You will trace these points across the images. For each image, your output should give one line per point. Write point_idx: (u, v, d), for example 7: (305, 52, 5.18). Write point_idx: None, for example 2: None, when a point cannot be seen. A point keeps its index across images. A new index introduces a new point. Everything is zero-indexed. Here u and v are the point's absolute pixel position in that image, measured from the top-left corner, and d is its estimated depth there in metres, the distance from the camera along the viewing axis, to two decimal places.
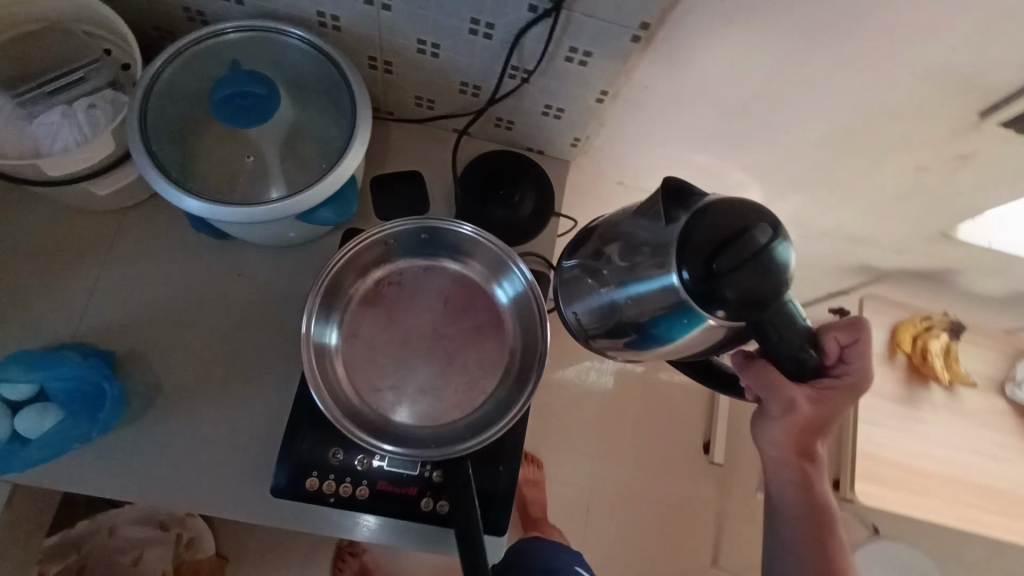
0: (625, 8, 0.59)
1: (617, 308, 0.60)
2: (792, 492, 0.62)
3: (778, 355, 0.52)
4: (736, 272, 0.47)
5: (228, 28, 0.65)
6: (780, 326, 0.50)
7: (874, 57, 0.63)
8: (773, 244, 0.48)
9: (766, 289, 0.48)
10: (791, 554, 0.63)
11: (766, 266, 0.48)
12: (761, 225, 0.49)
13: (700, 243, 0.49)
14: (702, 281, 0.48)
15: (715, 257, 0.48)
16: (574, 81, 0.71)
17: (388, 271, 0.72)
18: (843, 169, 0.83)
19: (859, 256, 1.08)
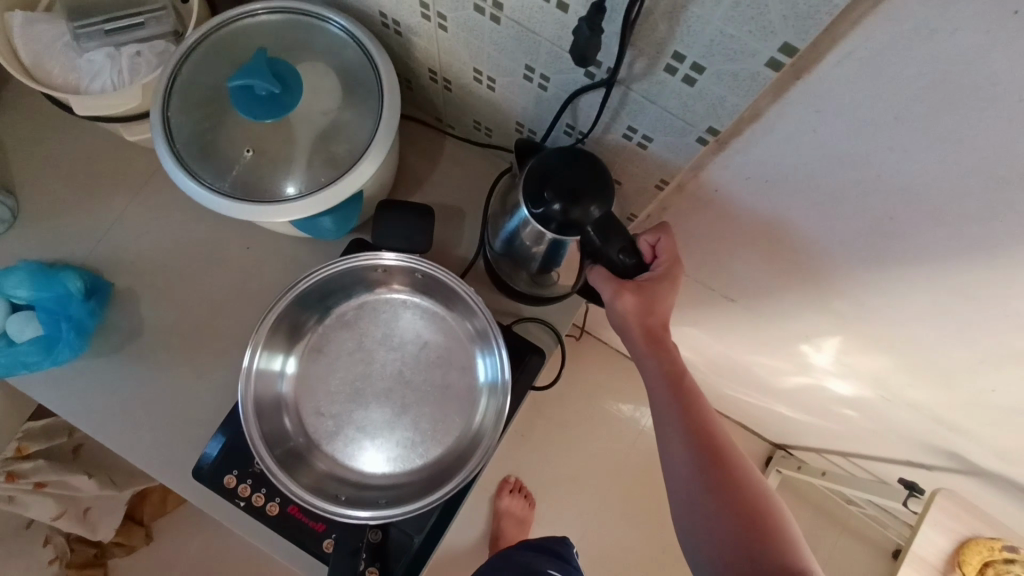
0: (692, 105, 0.48)
1: (509, 247, 0.65)
2: (665, 391, 0.60)
3: (609, 258, 0.55)
4: (554, 184, 0.53)
5: (260, 9, 0.63)
6: (603, 226, 0.53)
7: (1010, 254, 0.47)
8: (588, 169, 0.53)
9: (581, 189, 0.52)
10: (682, 461, 0.59)
11: (578, 174, 0.53)
12: (580, 160, 0.54)
13: (539, 181, 0.54)
14: (547, 213, 0.53)
15: (538, 179, 0.54)
16: (633, 159, 0.61)
17: (377, 299, 0.69)
18: (945, 351, 0.66)
19: (950, 444, 0.87)
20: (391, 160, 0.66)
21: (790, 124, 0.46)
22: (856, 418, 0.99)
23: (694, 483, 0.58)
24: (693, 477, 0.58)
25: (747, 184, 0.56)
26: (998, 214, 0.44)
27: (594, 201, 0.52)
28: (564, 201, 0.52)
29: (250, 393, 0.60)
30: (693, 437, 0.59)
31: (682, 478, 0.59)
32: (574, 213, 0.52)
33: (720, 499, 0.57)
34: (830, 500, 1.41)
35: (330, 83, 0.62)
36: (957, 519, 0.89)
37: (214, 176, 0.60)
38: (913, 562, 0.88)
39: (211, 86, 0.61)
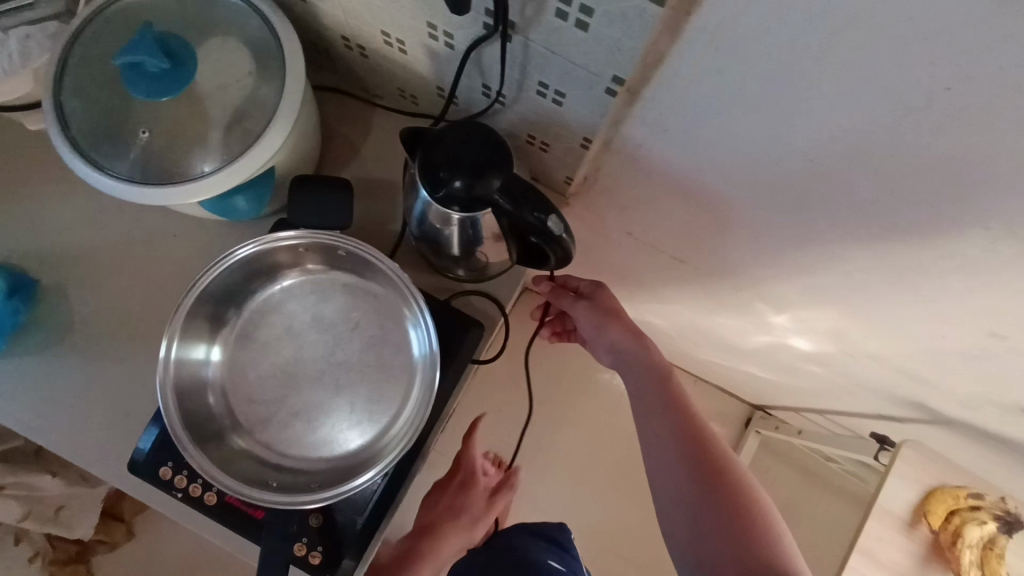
0: (593, 54, 0.46)
1: (421, 231, 0.64)
2: (648, 392, 0.66)
3: (527, 223, 0.54)
4: (446, 164, 0.54)
5: None
6: (509, 191, 0.53)
7: (932, 190, 0.44)
8: (478, 142, 0.55)
9: (477, 164, 0.54)
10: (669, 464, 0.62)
11: (468, 150, 0.54)
12: (468, 135, 0.55)
13: (430, 165, 0.55)
14: (447, 192, 0.55)
15: (430, 165, 0.55)
16: (554, 118, 0.59)
17: (303, 280, 0.66)
18: (892, 298, 0.63)
19: (916, 394, 0.85)
20: (306, 135, 0.63)
21: (694, 66, 0.43)
22: (822, 373, 0.97)
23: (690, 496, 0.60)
24: (691, 490, 0.60)
25: (668, 136, 0.53)
26: (913, 146, 0.41)
27: (495, 174, 0.54)
28: (465, 180, 0.54)
29: (169, 386, 0.58)
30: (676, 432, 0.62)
31: (682, 495, 0.60)
32: (476, 188, 0.54)
33: (718, 522, 0.58)
34: (810, 457, 1.40)
35: (231, 55, 0.59)
36: (924, 470, 0.87)
37: (112, 160, 0.57)
38: (880, 514, 0.86)
39: (102, 66, 0.58)
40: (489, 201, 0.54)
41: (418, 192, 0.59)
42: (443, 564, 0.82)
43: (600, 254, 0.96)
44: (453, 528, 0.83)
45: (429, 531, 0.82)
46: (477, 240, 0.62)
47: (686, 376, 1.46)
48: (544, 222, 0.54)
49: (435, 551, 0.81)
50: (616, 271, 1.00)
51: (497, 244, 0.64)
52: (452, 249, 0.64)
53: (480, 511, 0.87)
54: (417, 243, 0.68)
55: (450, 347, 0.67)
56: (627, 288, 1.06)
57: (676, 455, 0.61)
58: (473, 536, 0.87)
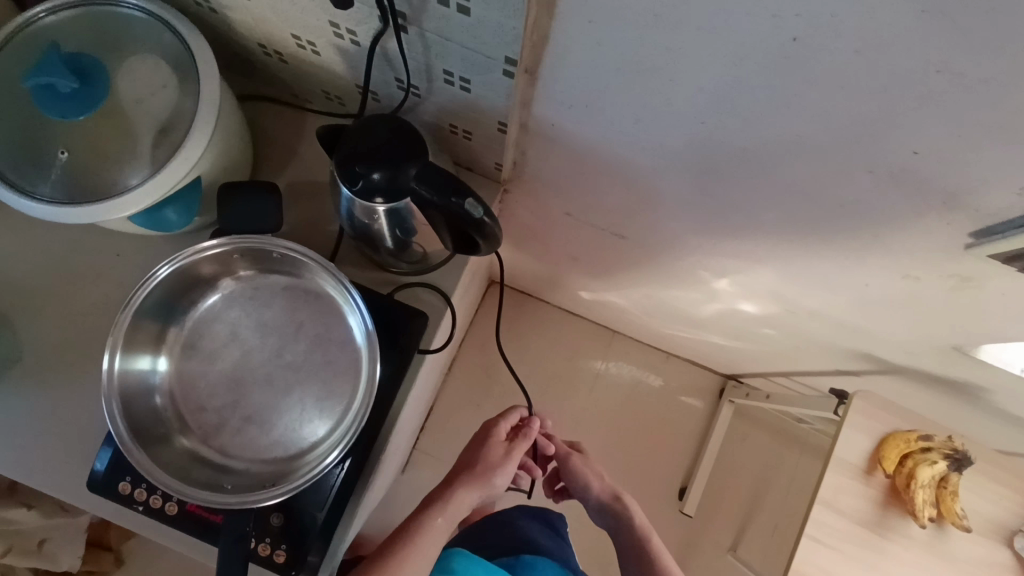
0: (481, 37, 0.47)
1: (351, 228, 0.65)
2: (632, 555, 0.86)
3: (445, 207, 0.55)
4: (362, 157, 0.56)
5: (42, 11, 0.60)
6: (424, 178, 0.55)
7: (816, 142, 0.46)
8: (392, 135, 0.57)
9: (393, 155, 0.56)
10: None
11: (382, 142, 0.56)
12: (383, 129, 0.57)
13: (347, 159, 0.56)
14: (364, 184, 0.56)
15: (347, 160, 0.56)
16: (468, 106, 0.60)
17: (243, 286, 0.67)
18: (813, 254, 0.65)
19: (861, 346, 0.87)
20: (230, 143, 0.64)
21: (576, 41, 0.45)
22: (775, 335, 1.00)
23: None
24: None
25: (573, 113, 0.55)
26: (785, 99, 0.43)
27: (411, 164, 0.55)
28: (382, 174, 0.55)
29: (114, 395, 0.59)
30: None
31: None
32: (394, 178, 0.56)
33: None
34: (783, 420, 1.44)
35: (147, 71, 0.60)
36: (876, 419, 0.90)
37: (36, 182, 0.58)
38: (839, 466, 0.89)
39: (17, 91, 0.59)
40: (407, 190, 0.55)
41: (342, 191, 0.60)
42: (459, 508, 0.79)
43: (549, 238, 0.98)
44: (467, 477, 0.82)
45: (448, 482, 0.82)
46: (409, 233, 0.63)
47: (657, 353, 1.49)
48: (462, 205, 0.54)
49: (448, 493, 0.79)
50: (568, 253, 1.02)
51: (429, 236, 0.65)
52: (387, 244, 0.65)
53: (498, 460, 0.84)
54: (354, 241, 0.70)
55: (394, 339, 0.68)
56: (582, 270, 1.08)
57: None
58: (489, 488, 0.82)
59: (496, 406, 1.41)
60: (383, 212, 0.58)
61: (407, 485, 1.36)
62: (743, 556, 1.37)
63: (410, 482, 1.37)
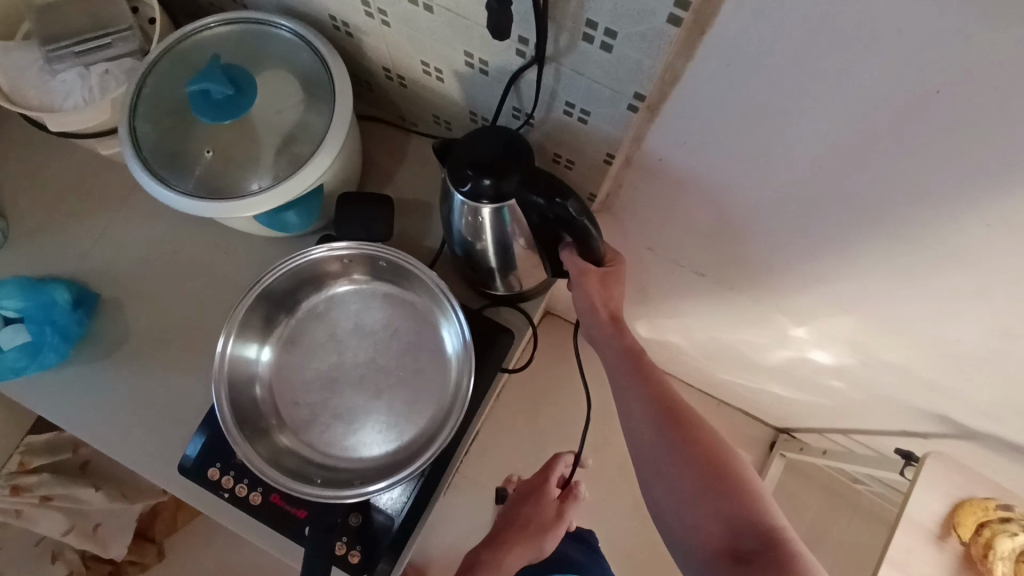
0: (615, 73, 0.51)
1: (456, 237, 0.66)
2: (623, 375, 0.63)
3: (551, 209, 0.55)
4: (472, 161, 0.57)
5: (205, 26, 0.66)
6: (532, 182, 0.55)
7: (935, 192, 0.48)
8: (501, 138, 0.57)
9: (501, 160, 0.56)
10: (641, 427, 0.60)
11: (491, 147, 0.57)
12: (491, 134, 0.58)
13: (458, 164, 0.58)
14: (473, 188, 0.57)
15: (458, 164, 0.58)
16: (578, 137, 0.64)
17: (349, 289, 0.71)
18: (904, 305, 0.66)
19: (938, 405, 0.86)
20: (351, 156, 0.69)
21: (707, 83, 0.48)
22: (844, 388, 0.98)
23: (657, 442, 0.59)
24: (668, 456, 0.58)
25: (684, 149, 0.58)
26: (909, 149, 0.45)
27: (512, 169, 0.56)
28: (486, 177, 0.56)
29: (224, 378, 0.63)
30: (655, 408, 0.60)
31: (646, 455, 0.60)
32: (501, 183, 0.56)
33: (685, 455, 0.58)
34: (835, 479, 1.40)
35: (289, 87, 0.65)
36: (950, 482, 0.87)
37: (177, 175, 0.62)
38: (908, 527, 0.86)
39: (173, 95, 0.65)
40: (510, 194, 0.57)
41: (451, 198, 0.61)
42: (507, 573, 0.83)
43: None
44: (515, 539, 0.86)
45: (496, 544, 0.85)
46: (512, 249, 0.64)
47: (708, 399, 1.47)
48: (566, 207, 0.55)
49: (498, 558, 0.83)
50: (638, 288, 1.04)
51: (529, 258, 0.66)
52: (489, 257, 0.66)
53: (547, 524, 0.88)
54: (455, 258, 0.72)
55: (483, 353, 0.70)
56: (647, 307, 1.09)
57: (652, 420, 0.60)
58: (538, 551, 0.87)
59: (542, 437, 1.41)
60: (489, 214, 0.60)
61: (447, 507, 1.36)
62: None
63: (451, 504, 1.36)
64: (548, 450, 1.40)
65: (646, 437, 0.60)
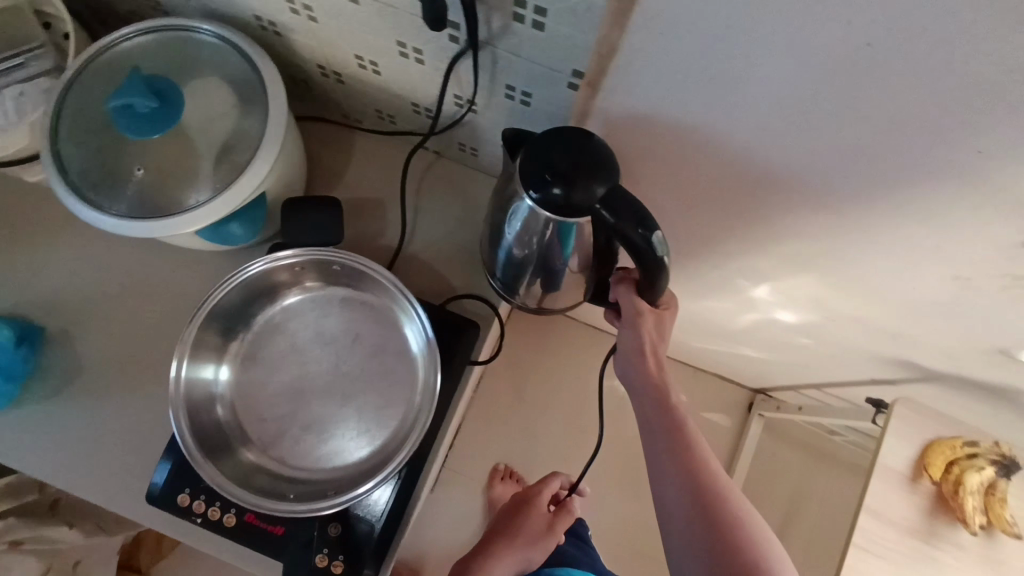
0: (552, 52, 0.51)
1: (510, 243, 0.63)
2: (661, 445, 0.57)
3: (629, 240, 0.49)
4: (553, 165, 0.51)
5: (124, 36, 0.63)
6: (612, 204, 0.49)
7: (876, 144, 0.48)
8: (587, 144, 0.52)
9: (581, 169, 0.50)
10: (678, 507, 0.55)
11: (575, 153, 0.51)
12: (576, 138, 0.52)
13: (537, 164, 0.52)
14: (548, 198, 0.52)
15: (535, 165, 0.52)
16: (524, 120, 0.63)
17: (304, 298, 0.69)
18: (860, 258, 0.67)
19: (902, 351, 0.87)
20: (293, 160, 0.67)
21: (642, 54, 0.47)
22: (811, 344, 1.00)
23: (691, 528, 0.54)
24: (705, 547, 0.53)
25: (630, 124, 0.57)
26: (846, 103, 0.45)
27: (597, 177, 0.50)
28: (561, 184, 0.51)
29: (181, 403, 0.60)
30: (693, 489, 0.54)
31: (683, 545, 0.54)
32: (577, 196, 0.50)
33: (719, 548, 0.52)
34: (813, 433, 1.43)
35: (218, 93, 0.63)
36: (919, 424, 0.90)
37: (109, 198, 0.60)
38: (882, 473, 0.88)
39: (97, 113, 0.61)
40: (587, 205, 0.51)
41: (518, 202, 0.57)
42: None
43: None
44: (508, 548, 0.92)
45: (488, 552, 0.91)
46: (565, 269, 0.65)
47: (684, 368, 1.49)
48: (648, 242, 0.48)
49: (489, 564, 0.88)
50: None
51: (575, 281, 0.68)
52: (538, 266, 0.65)
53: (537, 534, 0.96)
54: (495, 264, 0.70)
55: (447, 348, 0.69)
56: None
57: (688, 505, 0.54)
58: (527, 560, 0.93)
59: (524, 423, 1.41)
60: (553, 228, 0.57)
61: (436, 503, 1.35)
62: None
63: (439, 500, 1.35)
64: (532, 435, 1.40)
65: (681, 520, 0.55)
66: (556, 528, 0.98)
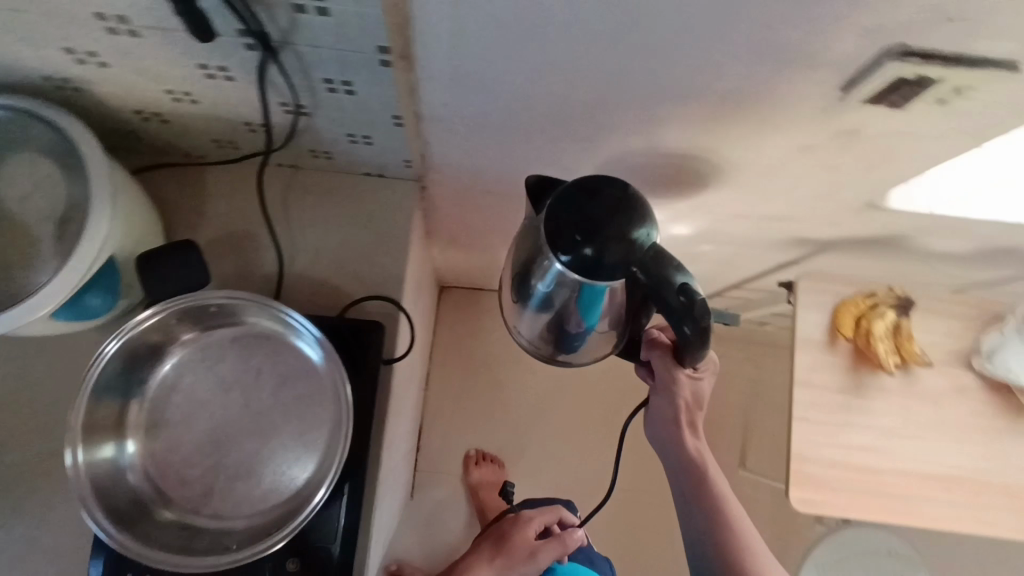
0: (350, 34, 0.49)
1: (540, 299, 0.64)
2: (689, 489, 0.75)
3: (666, 300, 0.52)
4: (580, 227, 0.51)
5: None
6: (646, 265, 0.51)
7: (680, 43, 0.50)
8: (619, 202, 0.52)
9: (611, 228, 0.51)
10: (696, 530, 0.74)
11: (603, 211, 0.51)
12: (604, 196, 0.52)
13: (564, 227, 0.52)
14: (581, 260, 0.52)
15: (561, 227, 0.52)
16: (358, 111, 0.61)
17: (191, 350, 0.66)
18: (716, 155, 0.69)
19: (790, 230, 0.92)
20: (137, 214, 0.63)
21: (434, 13, 0.47)
22: (713, 248, 1.04)
23: None
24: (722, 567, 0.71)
25: (458, 86, 0.57)
26: (635, 11, 0.46)
27: (629, 231, 0.51)
28: (598, 250, 0.51)
29: (85, 491, 0.57)
30: (710, 534, 0.73)
31: (702, 557, 0.74)
32: (610, 253, 0.51)
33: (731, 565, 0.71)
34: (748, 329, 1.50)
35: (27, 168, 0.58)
36: (822, 291, 0.95)
37: None
38: (802, 346, 0.93)
39: None
40: (626, 271, 0.52)
41: (545, 262, 0.58)
42: None
43: (480, 223, 0.99)
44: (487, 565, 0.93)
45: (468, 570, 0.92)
46: (591, 328, 0.66)
47: None
48: (686, 300, 0.51)
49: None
50: (503, 233, 1.04)
51: (604, 341, 0.69)
52: (564, 318, 0.66)
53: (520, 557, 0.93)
54: (528, 320, 0.71)
55: (354, 353, 0.69)
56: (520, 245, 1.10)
57: (707, 532, 0.73)
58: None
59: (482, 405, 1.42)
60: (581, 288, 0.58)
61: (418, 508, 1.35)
62: (752, 465, 1.42)
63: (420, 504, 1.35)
64: None
65: (698, 543, 0.74)
66: (537, 555, 0.93)
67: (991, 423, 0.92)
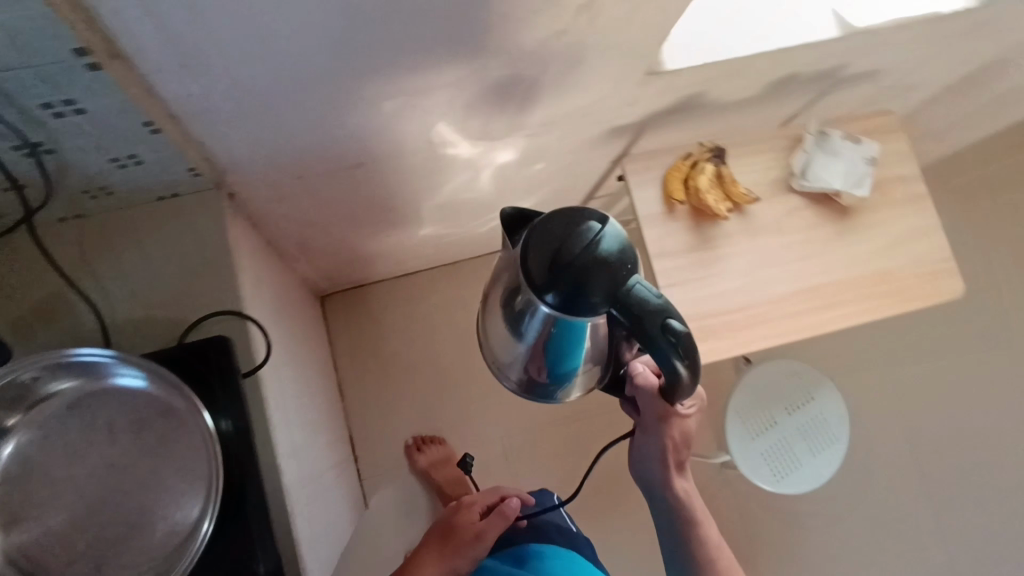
0: (32, 40, 0.46)
1: (529, 344, 0.68)
2: (677, 519, 0.88)
3: (648, 340, 0.53)
4: (556, 269, 0.55)
5: None
6: (624, 304, 0.54)
7: None
8: (596, 239, 0.54)
9: (591, 270, 0.54)
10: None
11: (580, 252, 0.54)
12: (582, 234, 0.55)
13: (544, 270, 0.55)
14: (562, 297, 0.55)
15: (541, 271, 0.56)
16: (102, 130, 0.58)
17: (24, 433, 0.60)
18: (480, 72, 0.68)
19: (601, 123, 0.96)
20: None
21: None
22: (546, 165, 1.07)
23: None
24: None
25: (189, 74, 0.54)
26: None
27: (614, 269, 0.54)
28: (565, 293, 0.55)
29: None
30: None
31: None
32: (591, 296, 0.54)
33: None
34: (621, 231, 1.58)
35: None
36: (648, 168, 1.02)
37: None
38: (648, 224, 0.99)
39: None
40: (599, 307, 0.55)
41: (529, 309, 0.62)
42: None
43: (316, 214, 0.97)
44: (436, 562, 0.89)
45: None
46: (576, 366, 0.69)
47: None
48: (670, 341, 0.53)
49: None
50: (345, 216, 1.03)
51: (589, 376, 0.72)
52: (555, 361, 0.69)
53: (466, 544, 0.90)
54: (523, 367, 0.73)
55: (205, 375, 0.67)
56: (369, 223, 1.10)
57: None
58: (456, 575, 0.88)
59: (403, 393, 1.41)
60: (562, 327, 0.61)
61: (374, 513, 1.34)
62: None
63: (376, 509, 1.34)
64: None
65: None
66: (484, 535, 0.90)
67: (823, 231, 1.03)
